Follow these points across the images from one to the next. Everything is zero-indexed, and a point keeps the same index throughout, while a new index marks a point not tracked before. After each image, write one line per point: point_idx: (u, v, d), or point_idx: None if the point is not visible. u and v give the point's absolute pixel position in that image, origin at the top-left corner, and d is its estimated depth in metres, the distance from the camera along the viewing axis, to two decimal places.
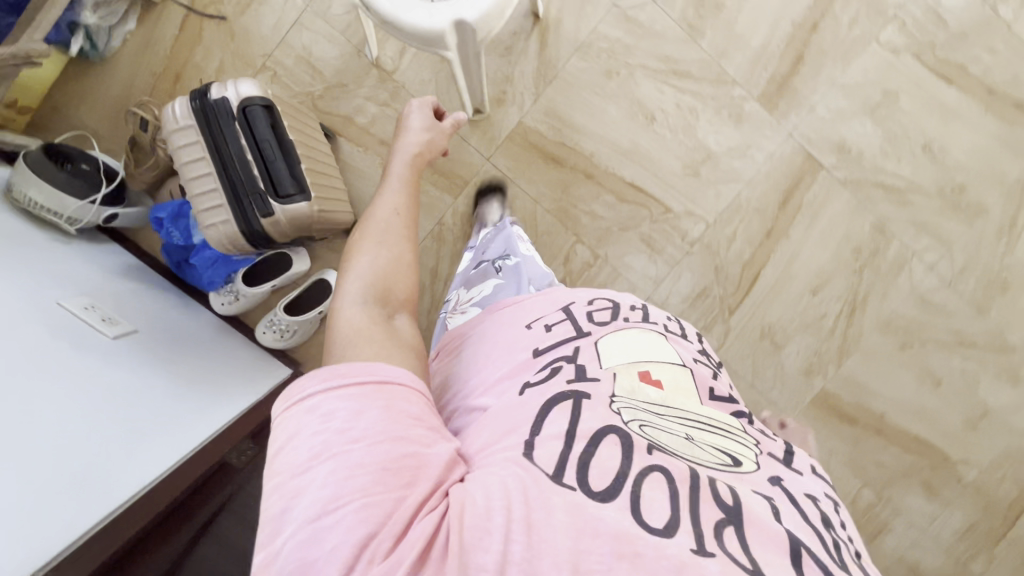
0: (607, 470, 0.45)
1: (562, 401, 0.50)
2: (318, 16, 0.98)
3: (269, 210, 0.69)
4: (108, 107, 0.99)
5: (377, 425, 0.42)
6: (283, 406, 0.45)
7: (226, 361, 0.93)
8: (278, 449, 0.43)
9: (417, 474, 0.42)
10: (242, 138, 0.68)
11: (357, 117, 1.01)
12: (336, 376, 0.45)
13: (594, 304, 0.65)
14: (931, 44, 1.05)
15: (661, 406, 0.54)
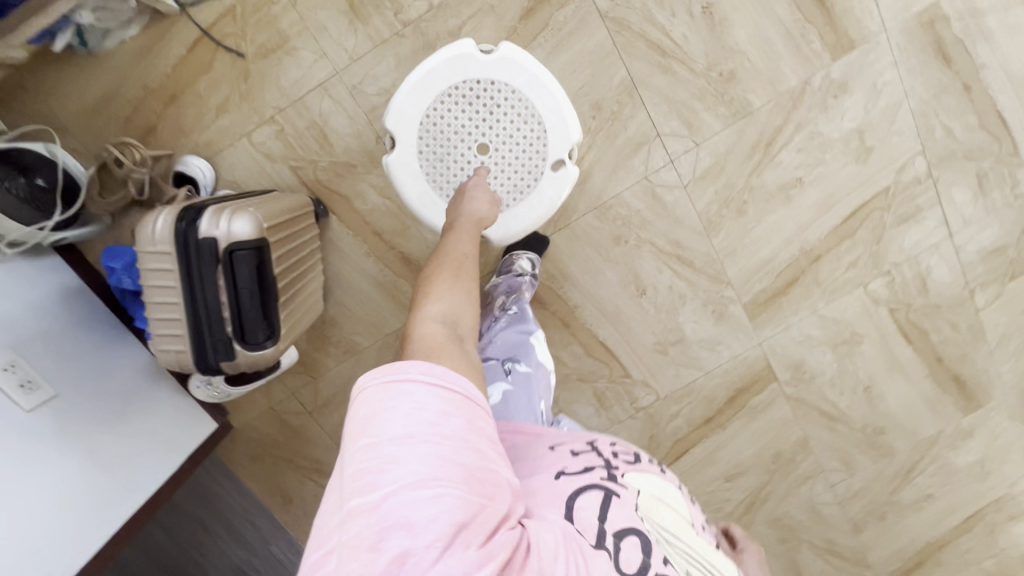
0: (633, 561, 0.49)
1: (593, 493, 0.53)
2: (344, 87, 0.90)
3: (231, 354, 0.67)
4: (85, 106, 0.88)
5: (470, 433, 0.44)
6: (379, 377, 0.45)
7: (151, 418, 0.91)
8: (371, 415, 0.43)
9: (494, 491, 0.43)
10: (222, 279, 0.64)
11: (356, 201, 0.96)
12: (436, 374, 0.45)
13: (616, 447, 0.64)
14: (908, 305, 1.11)
15: (670, 532, 0.55)
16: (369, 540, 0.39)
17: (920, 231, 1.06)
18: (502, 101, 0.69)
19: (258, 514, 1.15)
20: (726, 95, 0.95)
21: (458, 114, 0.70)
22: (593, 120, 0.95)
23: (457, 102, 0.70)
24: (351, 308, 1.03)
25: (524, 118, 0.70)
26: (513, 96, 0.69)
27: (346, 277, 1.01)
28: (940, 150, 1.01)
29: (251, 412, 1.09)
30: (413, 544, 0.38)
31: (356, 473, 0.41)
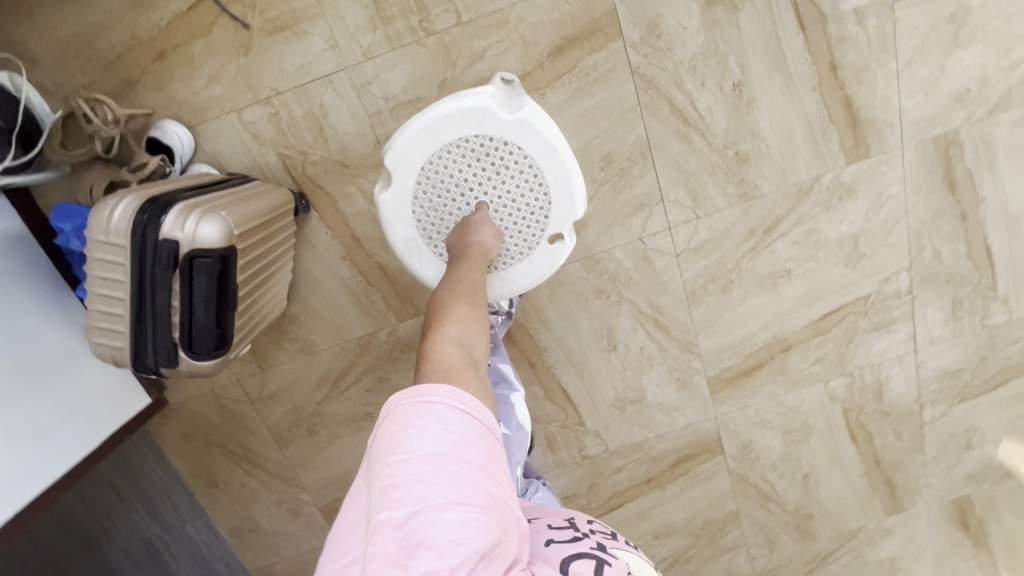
0: None
1: (585, 557, 0.54)
2: (352, 85, 0.85)
3: (174, 360, 0.63)
4: (63, 42, 0.81)
5: (487, 462, 0.50)
6: (412, 400, 0.52)
7: (79, 388, 0.85)
8: (403, 435, 0.49)
9: (504, 527, 0.48)
10: (176, 283, 0.60)
11: (342, 203, 0.91)
12: (459, 402, 0.53)
13: (595, 523, 0.65)
14: (861, 407, 1.13)
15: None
16: (396, 553, 0.43)
17: (888, 341, 1.08)
18: (516, 163, 0.78)
19: (178, 490, 1.13)
20: (737, 175, 0.94)
21: (474, 163, 0.79)
22: (600, 171, 0.93)
23: (474, 154, 0.79)
24: (315, 307, 0.98)
25: (533, 185, 0.79)
26: (528, 161, 0.78)
27: (316, 276, 0.96)
28: (925, 270, 1.02)
29: (190, 389, 1.04)
30: (438, 563, 0.42)
31: (387, 488, 0.46)
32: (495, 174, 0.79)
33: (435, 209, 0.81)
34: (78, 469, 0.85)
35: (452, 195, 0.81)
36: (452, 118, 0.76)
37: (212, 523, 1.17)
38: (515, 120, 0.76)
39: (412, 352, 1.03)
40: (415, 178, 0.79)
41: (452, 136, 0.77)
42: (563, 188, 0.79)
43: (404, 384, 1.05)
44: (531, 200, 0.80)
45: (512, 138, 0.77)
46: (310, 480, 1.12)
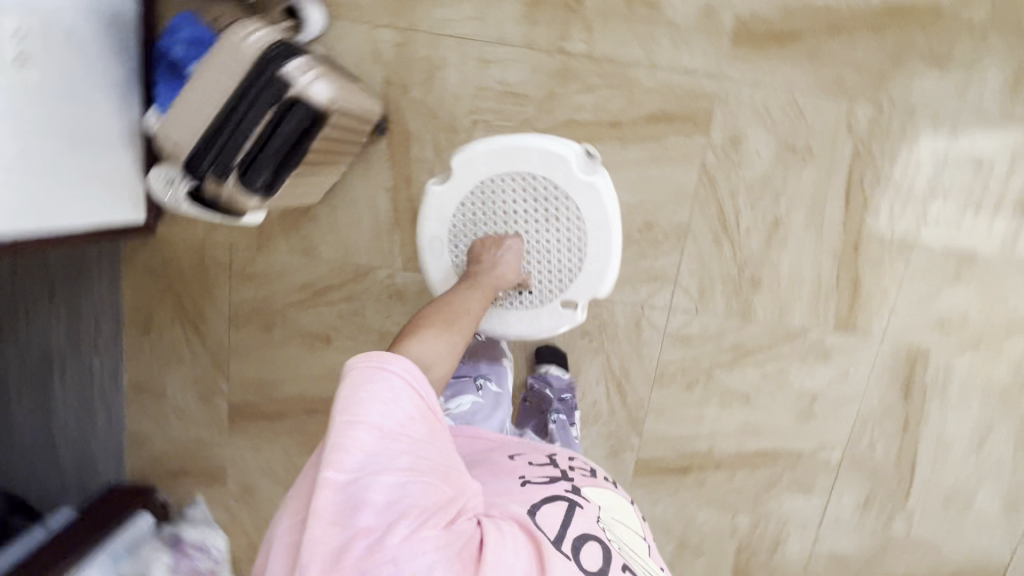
0: (594, 562, 0.52)
1: (557, 500, 0.58)
2: (477, 57, 0.94)
3: (223, 175, 0.66)
4: None
5: (436, 437, 0.52)
6: (367, 363, 0.52)
7: (99, 171, 0.86)
8: (354, 398, 0.50)
9: (456, 488, 0.51)
10: (269, 111, 0.64)
11: (414, 144, 0.98)
12: (412, 374, 0.53)
13: (575, 460, 0.71)
14: (753, 556, 1.17)
15: (631, 546, 0.59)
16: (336, 513, 0.46)
17: (801, 504, 1.14)
18: (569, 220, 0.88)
19: (108, 321, 1.09)
20: (744, 294, 1.03)
21: (532, 201, 0.89)
22: (637, 233, 1.01)
23: (537, 194, 0.88)
24: (338, 219, 1.02)
25: (573, 246, 0.89)
26: (580, 223, 0.88)
27: (354, 192, 1.01)
28: (857, 456, 1.11)
29: (183, 233, 1.05)
30: (375, 526, 0.45)
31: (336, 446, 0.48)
32: (546, 218, 0.89)
33: (479, 220, 0.91)
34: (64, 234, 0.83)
35: (500, 216, 0.90)
36: (534, 156, 0.86)
37: (118, 364, 1.11)
38: (586, 187, 0.86)
39: (397, 303, 1.06)
40: (477, 185, 0.89)
41: (523, 167, 0.87)
42: (598, 264, 0.89)
43: (374, 327, 1.07)
44: (565, 257, 0.90)
45: (576, 196, 0.87)
46: (238, 372, 1.10)
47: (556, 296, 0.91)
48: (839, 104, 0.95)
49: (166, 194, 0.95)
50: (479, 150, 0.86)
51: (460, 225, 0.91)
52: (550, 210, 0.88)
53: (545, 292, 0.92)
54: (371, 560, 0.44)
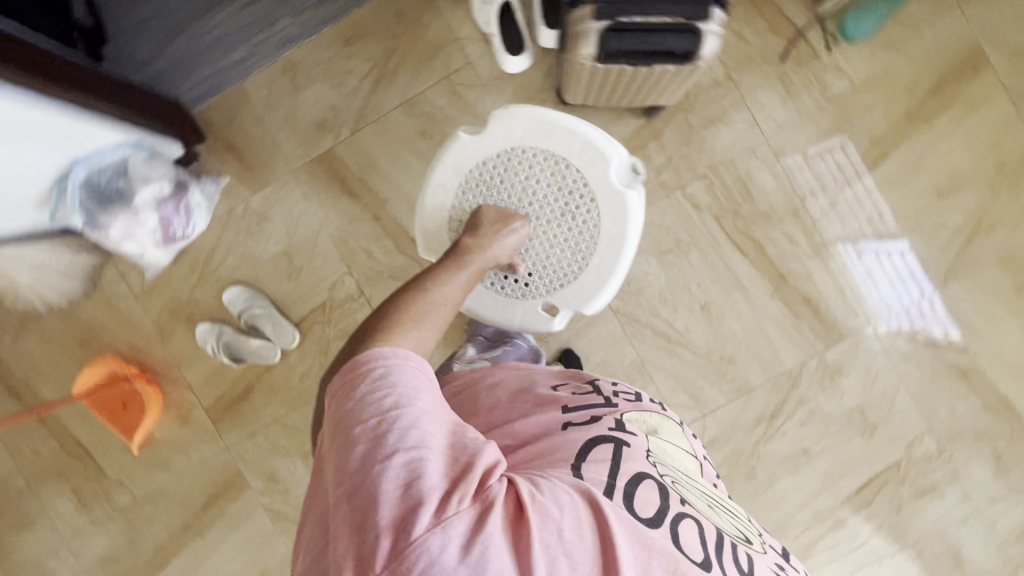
0: (648, 504, 0.57)
1: (603, 443, 0.64)
2: (750, 143, 1.06)
3: (600, 16, 0.71)
4: None
5: (436, 409, 0.54)
6: (353, 370, 0.56)
7: None
8: (350, 405, 0.53)
9: (466, 450, 0.52)
10: (676, 6, 0.71)
11: (653, 144, 1.07)
12: (399, 361, 0.56)
13: (620, 388, 0.81)
14: None
15: (676, 473, 0.67)
16: (358, 509, 0.48)
17: None
18: (586, 222, 0.88)
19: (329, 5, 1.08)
20: (735, 474, 1.09)
21: (556, 188, 0.88)
22: (717, 357, 1.08)
23: (563, 180, 0.88)
24: None
25: (579, 249, 0.89)
26: (595, 228, 0.89)
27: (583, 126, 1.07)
28: None
29: (446, 15, 1.07)
30: (400, 508, 0.46)
31: (344, 449, 0.51)
32: (561, 209, 0.89)
33: (494, 185, 0.90)
34: None
35: (516, 191, 0.89)
36: (573, 142, 0.86)
37: (297, 37, 1.09)
38: (615, 195, 0.86)
39: None
40: (507, 150, 0.88)
41: (561, 151, 0.87)
42: (597, 280, 0.89)
43: None
44: (568, 258, 0.90)
45: (601, 203, 0.87)
46: (364, 138, 1.10)
47: (543, 295, 0.91)
48: (919, 419, 1.06)
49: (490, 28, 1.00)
50: (524, 115, 0.85)
51: (473, 183, 0.90)
52: (567, 203, 0.88)
53: (533, 288, 0.91)
54: (402, 550, 0.44)
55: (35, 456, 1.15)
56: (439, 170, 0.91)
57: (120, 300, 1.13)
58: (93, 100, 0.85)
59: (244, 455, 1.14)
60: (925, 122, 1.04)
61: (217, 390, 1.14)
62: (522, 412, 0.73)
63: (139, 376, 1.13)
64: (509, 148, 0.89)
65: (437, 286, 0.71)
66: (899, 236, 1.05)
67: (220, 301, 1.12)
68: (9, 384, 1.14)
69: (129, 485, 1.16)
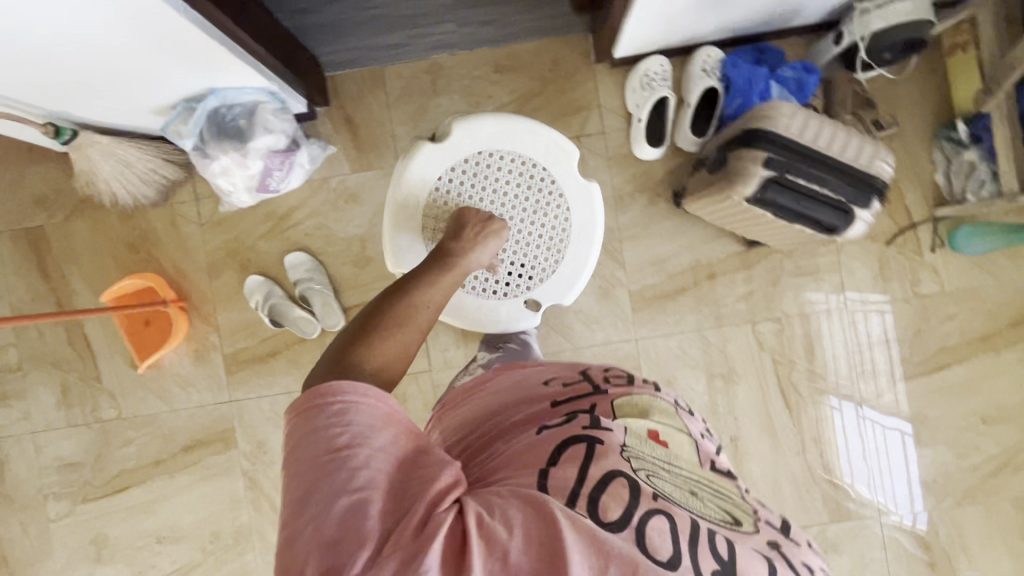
0: (617, 502, 0.48)
1: (577, 445, 0.53)
2: (831, 307, 1.08)
3: (769, 164, 0.73)
4: (907, 104, 1.05)
5: (392, 446, 0.49)
6: (301, 404, 0.50)
7: (679, 13, 0.91)
8: (296, 445, 0.49)
9: (420, 484, 0.47)
10: (841, 188, 0.74)
11: (744, 273, 1.08)
12: (352, 393, 0.50)
13: (613, 371, 0.72)
14: None
15: (656, 463, 0.55)
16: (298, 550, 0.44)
17: None
18: (558, 220, 0.90)
19: (493, 29, 1.09)
20: None
21: (527, 189, 0.89)
22: None
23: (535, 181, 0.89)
24: (658, 222, 1.08)
25: (554, 249, 0.91)
26: (566, 224, 0.90)
27: (686, 231, 1.08)
28: None
29: (599, 80, 1.08)
30: (339, 553, 0.43)
31: (288, 483, 0.48)
32: (535, 207, 0.90)
33: (470, 187, 0.89)
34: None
35: (489, 195, 0.89)
36: (540, 145, 0.87)
37: (451, 45, 1.10)
38: (581, 187, 0.89)
39: (595, 295, 1.09)
40: (475, 155, 0.88)
41: (529, 154, 0.88)
42: (572, 271, 0.91)
43: None
44: (542, 253, 0.91)
45: (573, 202, 0.90)
46: None
47: (525, 291, 0.92)
48: None
49: (637, 112, 1.03)
50: (489, 121, 0.86)
51: (444, 190, 0.88)
52: (541, 202, 0.90)
53: (507, 287, 0.91)
54: None
55: (39, 339, 1.12)
56: (406, 174, 0.88)
57: (184, 222, 1.11)
58: (252, 47, 0.86)
59: (243, 414, 1.12)
60: (995, 349, 1.07)
61: (242, 343, 1.11)
62: (511, 413, 0.65)
63: (175, 303, 1.10)
64: (479, 153, 0.88)
65: (421, 295, 0.67)
66: (905, 420, 1.08)
67: (280, 260, 1.11)
68: (45, 261, 1.11)
69: (118, 401, 1.12)
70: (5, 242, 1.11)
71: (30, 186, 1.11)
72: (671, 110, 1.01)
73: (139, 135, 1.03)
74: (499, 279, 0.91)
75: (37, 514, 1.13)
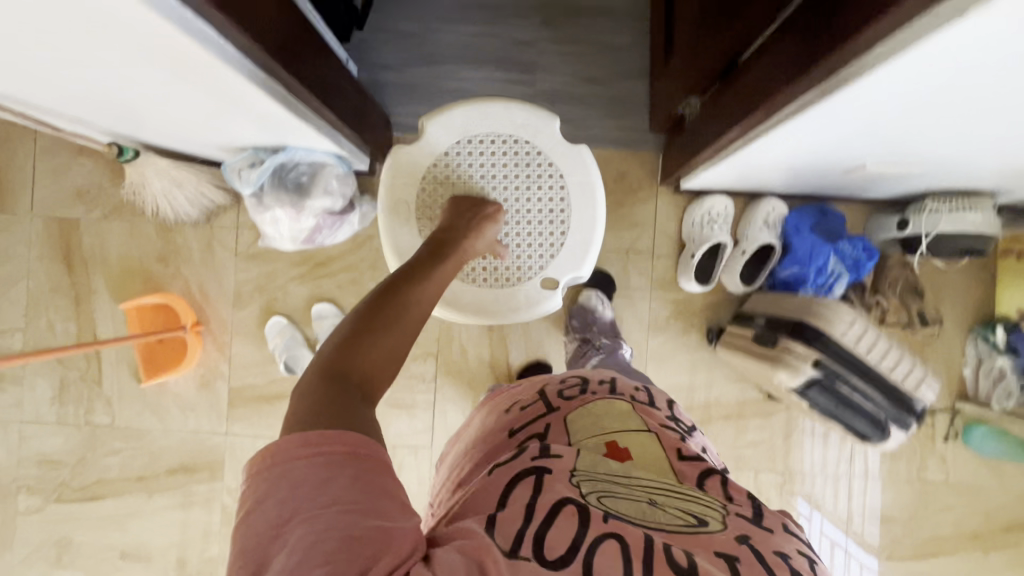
0: (563, 538, 0.42)
1: (527, 477, 0.49)
2: (836, 472, 1.09)
3: (817, 366, 0.74)
4: (956, 294, 1.05)
5: (344, 495, 0.41)
6: (260, 463, 0.43)
7: (756, 173, 0.92)
8: (249, 512, 0.41)
9: (370, 549, 0.38)
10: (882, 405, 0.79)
11: (757, 422, 1.09)
12: (311, 442, 0.43)
13: (566, 381, 0.69)
14: None
15: (610, 485, 0.51)
16: None
17: None
18: (554, 191, 0.86)
19: (567, 129, 1.09)
20: None
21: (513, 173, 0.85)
22: None
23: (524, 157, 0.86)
24: (685, 354, 1.08)
25: (556, 223, 0.86)
26: (562, 190, 0.85)
27: (711, 368, 1.08)
28: None
29: (659, 202, 1.08)
30: None
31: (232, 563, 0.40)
32: (527, 182, 0.86)
33: (458, 176, 0.86)
34: (711, 152, 0.86)
35: (477, 190, 0.86)
36: (512, 121, 0.83)
37: None
38: (568, 150, 0.85)
39: None
40: (451, 152, 0.85)
41: (502, 131, 0.84)
42: (582, 237, 0.86)
43: None
44: (546, 230, 0.87)
45: (563, 165, 0.85)
46: None
47: (538, 273, 0.87)
48: None
49: (691, 245, 1.04)
50: (453, 115, 0.83)
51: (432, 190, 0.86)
52: (534, 178, 0.85)
53: (511, 274, 0.87)
54: None
55: (49, 330, 1.10)
56: (391, 174, 0.85)
57: (220, 247, 1.10)
58: (347, 132, 0.87)
59: (235, 449, 1.11)
60: (983, 549, 1.07)
61: (251, 380, 1.10)
62: (480, 448, 0.63)
63: (193, 328, 1.07)
64: (458, 142, 0.85)
65: (415, 284, 0.62)
66: (874, 553, 1.08)
67: (306, 308, 1.09)
68: (72, 255, 1.10)
69: (113, 409, 1.10)
70: (35, 227, 1.09)
71: (73, 178, 1.09)
72: (725, 253, 1.02)
73: (198, 161, 1.02)
74: (505, 266, 0.87)
75: (6, 505, 1.10)
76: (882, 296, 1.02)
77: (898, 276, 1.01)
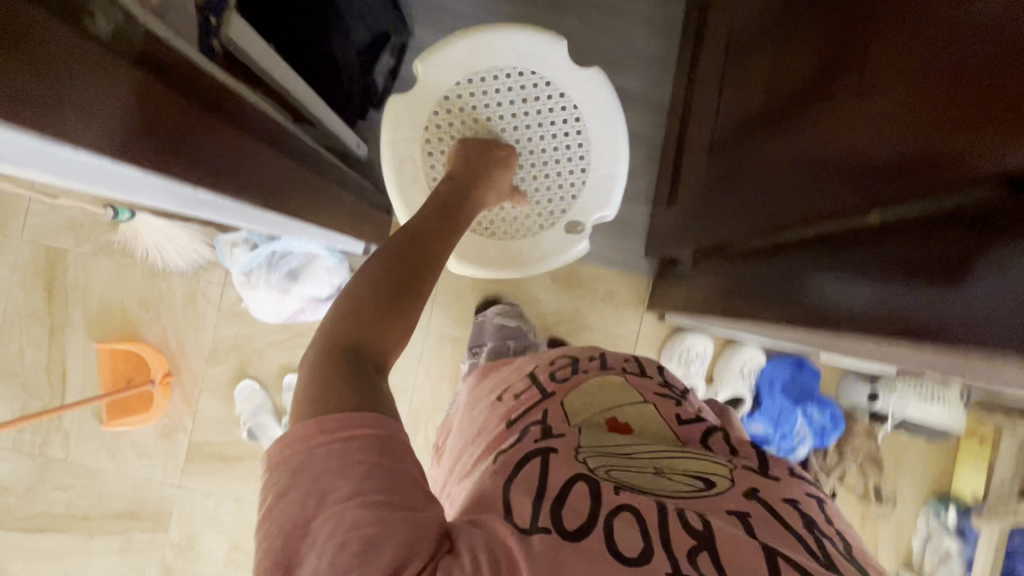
0: (579, 512, 0.41)
1: (535, 458, 0.48)
2: None
3: None
4: (916, 464, 1.06)
5: (369, 482, 0.37)
6: (278, 451, 0.39)
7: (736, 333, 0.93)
8: (270, 505, 0.38)
9: (402, 540, 0.36)
10: None
11: None
12: (330, 425, 0.39)
13: (556, 363, 0.67)
14: None
15: (617, 459, 0.51)
16: None
17: None
18: (569, 126, 0.85)
19: None
20: None
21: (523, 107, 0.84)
22: None
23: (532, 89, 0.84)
24: None
25: (575, 159, 0.87)
26: (578, 123, 0.85)
27: None
28: None
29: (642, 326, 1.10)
30: None
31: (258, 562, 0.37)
32: (539, 119, 0.85)
33: (466, 118, 0.85)
34: (695, 315, 0.87)
35: (490, 131, 0.85)
36: (513, 51, 0.80)
37: None
38: (576, 75, 0.82)
39: None
40: (456, 88, 0.83)
41: (507, 61, 0.81)
42: (606, 168, 0.86)
43: None
44: (568, 168, 0.88)
45: (575, 94, 0.83)
46: None
47: (562, 216, 0.89)
48: None
49: None
50: (452, 48, 0.81)
51: (445, 131, 0.86)
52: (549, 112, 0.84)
53: (530, 226, 0.90)
54: None
55: (18, 355, 1.09)
56: (394, 130, 0.86)
57: (203, 300, 1.10)
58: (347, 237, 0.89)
59: (184, 503, 1.10)
60: None
61: (212, 437, 1.10)
62: (482, 433, 0.60)
63: (162, 381, 1.08)
64: (461, 82, 0.83)
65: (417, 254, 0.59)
66: None
67: (279, 375, 1.10)
68: (54, 284, 1.09)
69: (69, 444, 1.10)
70: (21, 251, 1.09)
71: (68, 208, 1.08)
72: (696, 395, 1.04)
73: None
74: (524, 214, 0.90)
75: None
76: (841, 458, 1.03)
77: (860, 440, 1.03)
